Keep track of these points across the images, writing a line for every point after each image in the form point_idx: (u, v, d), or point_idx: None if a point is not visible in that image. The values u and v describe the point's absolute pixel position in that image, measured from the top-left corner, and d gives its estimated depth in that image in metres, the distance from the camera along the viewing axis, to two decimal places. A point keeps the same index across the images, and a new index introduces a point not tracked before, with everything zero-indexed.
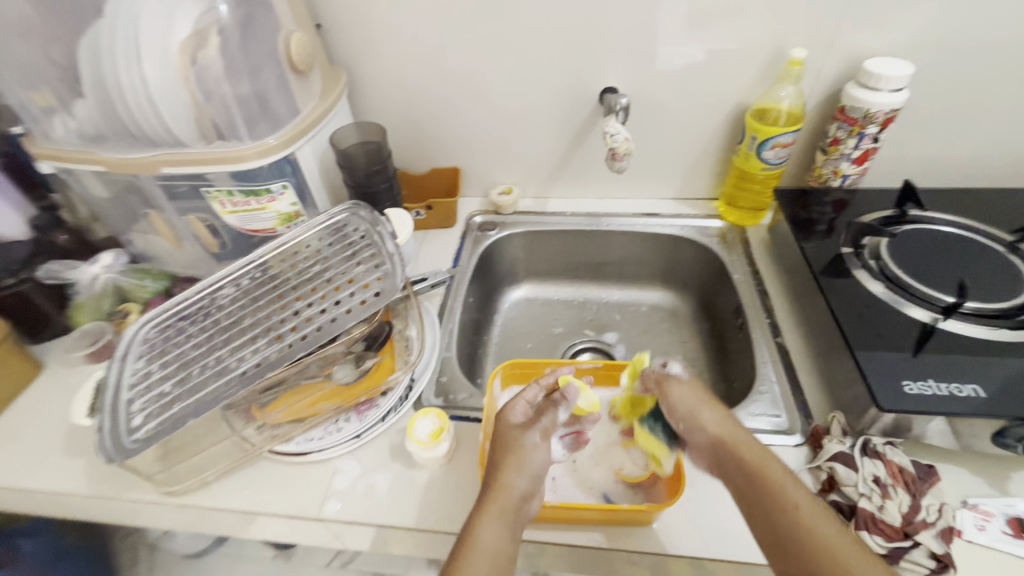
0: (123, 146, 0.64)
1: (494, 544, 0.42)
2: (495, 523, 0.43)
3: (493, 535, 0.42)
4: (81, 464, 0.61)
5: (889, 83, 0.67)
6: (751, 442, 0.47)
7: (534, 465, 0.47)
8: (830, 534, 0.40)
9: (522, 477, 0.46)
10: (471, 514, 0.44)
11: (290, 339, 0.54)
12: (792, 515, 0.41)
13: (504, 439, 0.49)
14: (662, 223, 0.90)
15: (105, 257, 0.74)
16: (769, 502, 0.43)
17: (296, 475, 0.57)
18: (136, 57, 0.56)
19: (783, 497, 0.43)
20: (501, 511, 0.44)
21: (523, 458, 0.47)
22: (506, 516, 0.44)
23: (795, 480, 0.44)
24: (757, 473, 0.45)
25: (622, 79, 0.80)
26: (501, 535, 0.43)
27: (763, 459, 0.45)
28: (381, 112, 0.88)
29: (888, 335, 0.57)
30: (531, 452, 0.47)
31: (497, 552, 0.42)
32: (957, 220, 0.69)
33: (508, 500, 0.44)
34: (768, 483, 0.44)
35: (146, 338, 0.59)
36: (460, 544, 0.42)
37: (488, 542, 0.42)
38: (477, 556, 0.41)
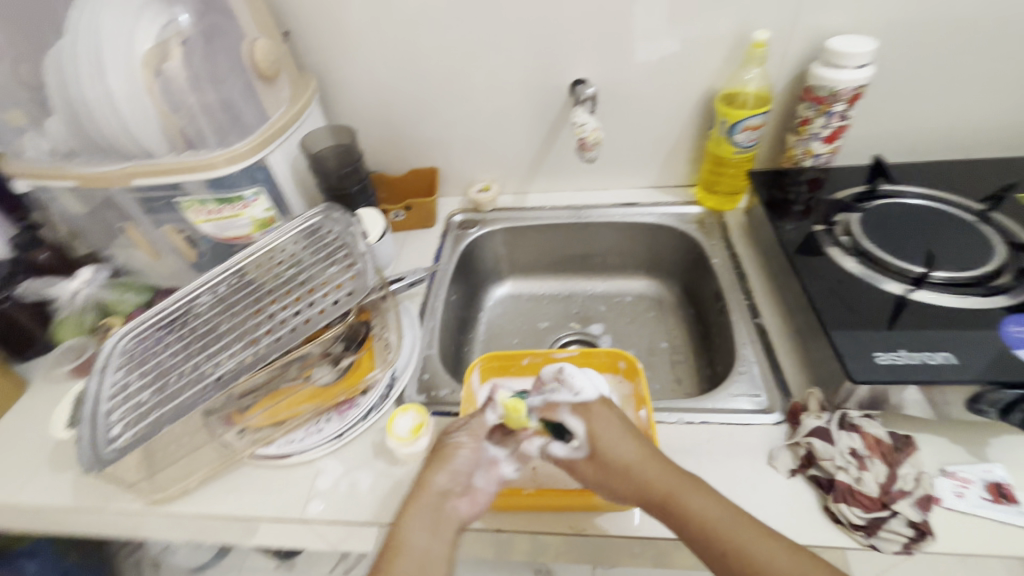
0: (94, 161, 0.64)
1: (416, 544, 0.45)
2: (417, 521, 0.46)
3: (417, 535, 0.46)
4: (68, 477, 0.61)
5: (853, 61, 0.67)
6: (665, 472, 0.47)
7: (456, 462, 0.50)
8: (758, 554, 0.41)
9: (443, 475, 0.49)
10: (396, 518, 0.47)
11: (263, 343, 0.54)
12: (723, 547, 0.42)
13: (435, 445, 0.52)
14: (641, 213, 0.90)
15: (84, 272, 0.75)
16: (699, 533, 0.44)
17: (279, 478, 0.57)
18: (100, 71, 0.57)
19: (708, 528, 0.43)
20: (423, 510, 0.47)
21: (448, 458, 0.50)
22: (428, 514, 0.47)
23: (717, 505, 0.44)
24: (681, 511, 0.45)
25: (591, 71, 0.81)
26: (426, 534, 0.46)
27: (676, 489, 0.46)
28: (356, 116, 0.89)
29: (860, 308, 0.57)
30: (455, 454, 0.50)
31: (424, 551, 0.45)
32: (928, 192, 0.69)
33: (427, 498, 0.47)
34: (693, 518, 0.44)
35: (125, 349, 0.60)
36: (387, 548, 0.45)
37: (413, 543, 0.45)
38: (400, 557, 0.44)
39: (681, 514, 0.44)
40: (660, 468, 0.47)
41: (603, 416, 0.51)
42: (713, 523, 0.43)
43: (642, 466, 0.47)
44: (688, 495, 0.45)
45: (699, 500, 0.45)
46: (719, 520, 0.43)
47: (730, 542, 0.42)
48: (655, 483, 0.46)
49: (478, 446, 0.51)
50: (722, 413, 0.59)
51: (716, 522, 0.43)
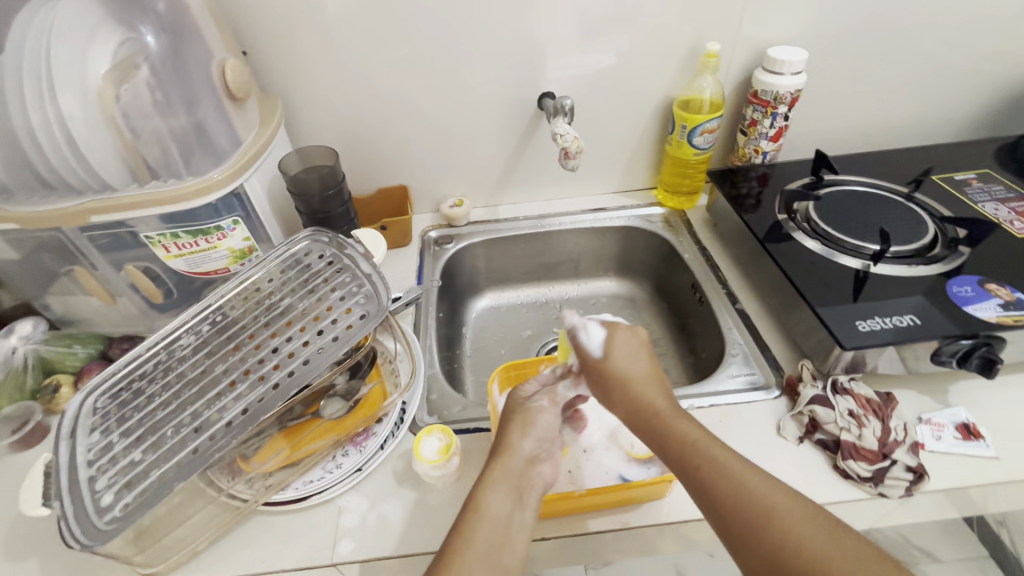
0: (36, 197, 0.57)
1: (497, 510, 0.45)
2: (497, 490, 0.46)
3: (497, 501, 0.45)
4: (31, 565, 0.52)
5: (791, 67, 0.75)
6: (661, 401, 0.48)
7: (541, 427, 0.51)
8: (724, 466, 0.43)
9: (529, 442, 0.49)
10: (475, 485, 0.47)
11: (275, 380, 0.51)
12: (696, 468, 0.44)
13: (512, 408, 0.53)
14: (610, 216, 0.94)
15: (23, 326, 0.66)
16: (678, 452, 0.45)
17: (297, 524, 0.54)
18: (49, 94, 0.50)
19: (692, 450, 0.45)
20: (502, 477, 0.47)
21: (532, 423, 0.51)
22: (509, 482, 0.46)
23: (706, 431, 0.46)
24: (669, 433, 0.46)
25: (558, 83, 0.84)
26: (505, 503, 0.45)
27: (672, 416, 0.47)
28: (318, 137, 0.85)
29: (833, 285, 0.64)
30: (535, 419, 0.51)
31: (503, 515, 0.44)
32: (863, 180, 0.80)
33: (513, 464, 0.48)
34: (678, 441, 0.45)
35: (97, 408, 0.52)
36: (464, 512, 0.45)
37: (494, 508, 0.45)
38: (479, 522, 0.44)
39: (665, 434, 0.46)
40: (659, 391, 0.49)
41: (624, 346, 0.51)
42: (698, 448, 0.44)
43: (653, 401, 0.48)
44: (682, 421, 0.47)
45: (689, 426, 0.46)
46: (702, 446, 0.45)
47: (704, 465, 0.43)
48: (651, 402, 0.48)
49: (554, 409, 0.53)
50: (725, 394, 0.63)
51: (705, 448, 0.44)
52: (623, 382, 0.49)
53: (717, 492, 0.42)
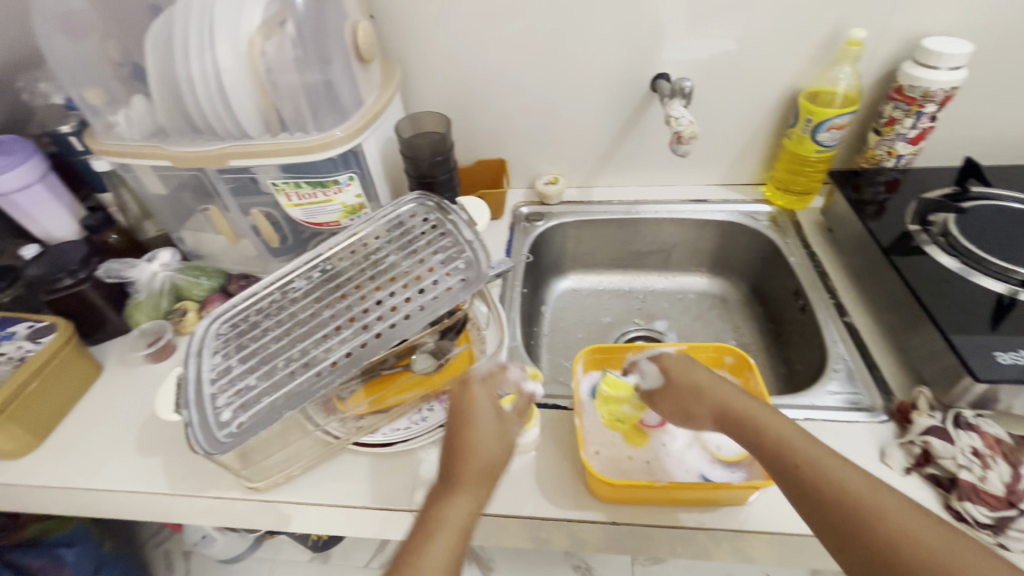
0: (186, 140, 0.63)
1: (458, 514, 0.42)
2: (457, 494, 0.43)
3: (458, 509, 0.42)
4: (158, 462, 0.60)
5: (949, 61, 0.67)
6: (745, 398, 0.47)
7: (483, 436, 0.46)
8: (819, 462, 0.41)
9: (477, 457, 0.45)
10: (434, 494, 0.44)
11: (376, 329, 0.54)
12: (791, 459, 0.42)
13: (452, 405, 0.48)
14: (711, 209, 0.90)
15: (162, 254, 0.73)
16: (769, 449, 0.43)
17: (381, 466, 0.57)
18: (209, 45, 0.56)
19: (781, 443, 0.43)
20: (459, 481, 0.44)
21: (470, 422, 0.46)
22: (467, 489, 0.43)
23: (789, 426, 0.44)
24: (755, 427, 0.45)
25: (674, 65, 0.80)
26: (467, 507, 0.43)
27: (755, 409, 0.46)
28: (427, 104, 0.88)
29: (969, 308, 0.58)
30: (475, 429, 0.46)
31: (466, 522, 0.42)
32: (1022, 197, 0.70)
33: (467, 471, 0.44)
34: (765, 433, 0.44)
35: (221, 334, 0.59)
36: (422, 526, 0.42)
37: (453, 515, 0.42)
38: (440, 530, 0.41)
39: (754, 430, 0.45)
40: (731, 388, 0.48)
41: (682, 359, 0.52)
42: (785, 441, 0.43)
43: (719, 391, 0.48)
44: (766, 416, 0.45)
45: (773, 420, 0.45)
46: (793, 441, 0.43)
47: (799, 458, 0.42)
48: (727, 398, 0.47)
49: (491, 394, 0.49)
50: (823, 410, 0.59)
51: (790, 441, 0.43)
52: (695, 389, 0.49)
53: (807, 484, 0.41)
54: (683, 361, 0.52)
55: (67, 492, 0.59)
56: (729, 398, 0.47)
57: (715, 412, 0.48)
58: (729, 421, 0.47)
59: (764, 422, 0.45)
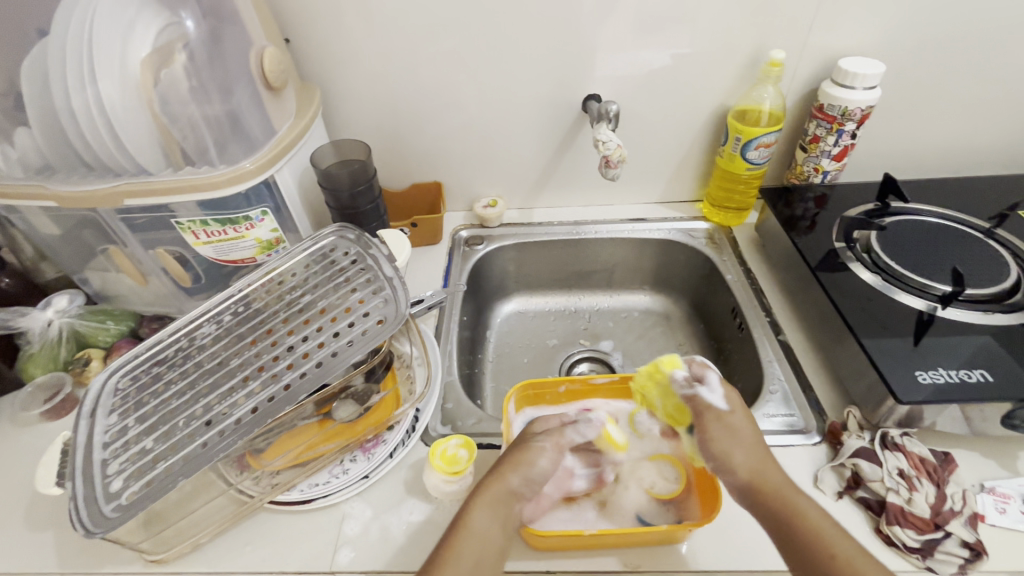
0: (77, 178, 0.58)
1: (484, 529, 0.44)
2: (488, 507, 0.45)
3: (484, 522, 0.44)
4: (49, 536, 0.54)
5: (864, 81, 0.69)
6: (787, 485, 0.46)
7: (535, 471, 0.48)
8: (854, 558, 0.40)
9: (518, 477, 0.47)
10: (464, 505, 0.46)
11: (287, 380, 0.50)
12: (825, 551, 0.41)
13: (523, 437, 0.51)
14: (650, 228, 0.90)
15: (59, 300, 0.68)
16: (806, 541, 0.42)
17: (301, 526, 0.53)
18: (90, 78, 0.51)
19: (818, 536, 0.42)
20: (495, 500, 0.46)
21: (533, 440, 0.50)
22: (499, 505, 0.45)
23: (829, 518, 0.43)
24: (792, 513, 0.43)
25: (605, 85, 0.79)
26: (495, 521, 0.44)
27: (796, 496, 0.45)
28: (356, 128, 0.84)
29: (891, 325, 0.59)
30: (536, 455, 0.49)
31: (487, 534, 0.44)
32: (938, 212, 0.74)
33: (501, 489, 0.46)
34: (801, 521, 0.43)
35: (119, 389, 0.53)
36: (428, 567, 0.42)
37: (479, 525, 0.44)
38: (467, 543, 0.43)
39: (793, 521, 0.43)
40: (773, 468, 0.47)
41: (733, 426, 0.49)
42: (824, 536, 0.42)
43: (756, 464, 0.47)
44: (805, 506, 0.44)
45: (814, 511, 0.43)
46: (833, 538, 0.42)
47: (836, 550, 0.41)
48: (772, 482, 0.46)
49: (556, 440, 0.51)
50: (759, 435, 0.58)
51: (825, 535, 0.42)
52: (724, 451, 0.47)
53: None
54: (734, 430, 0.49)
55: None
56: (765, 477, 0.46)
57: (746, 487, 0.46)
58: (763, 502, 0.45)
59: (802, 510, 0.43)
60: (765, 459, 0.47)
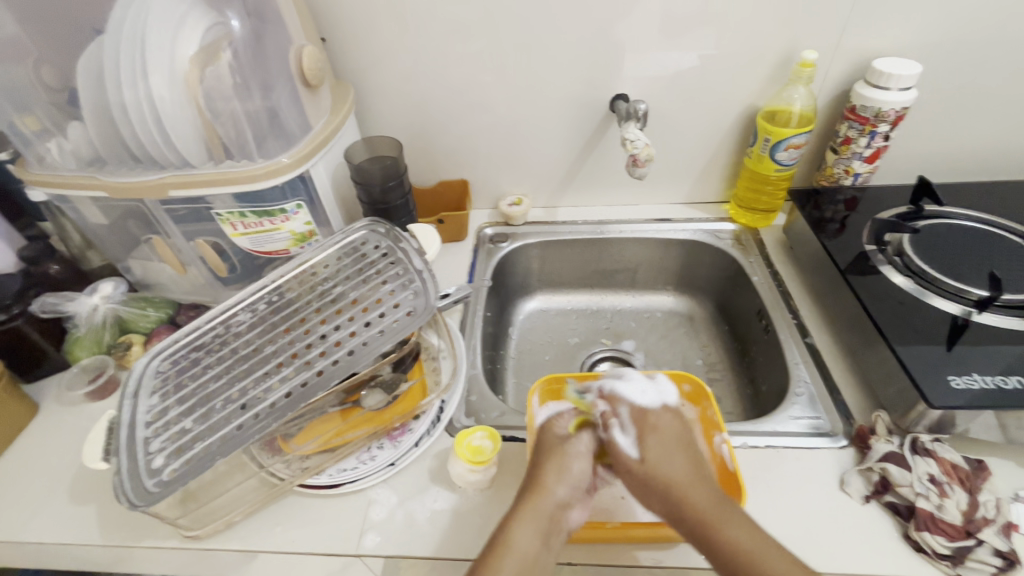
0: (124, 169, 0.61)
1: (526, 545, 0.43)
2: (530, 523, 0.44)
3: (527, 538, 0.43)
4: (91, 510, 0.56)
5: (899, 82, 0.68)
6: (706, 495, 0.44)
7: (574, 474, 0.48)
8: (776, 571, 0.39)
9: (560, 483, 0.47)
10: (507, 517, 0.45)
11: (320, 366, 0.52)
12: (742, 561, 0.40)
13: (545, 444, 0.51)
14: (675, 228, 0.89)
15: (105, 286, 0.71)
16: (731, 558, 0.40)
17: (328, 510, 0.54)
18: (142, 73, 0.53)
19: (732, 544, 0.41)
20: (536, 513, 0.45)
21: (565, 466, 0.48)
22: (540, 519, 0.45)
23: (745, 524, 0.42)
24: (707, 520, 0.42)
25: (633, 85, 0.79)
26: (537, 536, 0.44)
27: (715, 506, 0.43)
28: (386, 126, 0.86)
29: (924, 330, 0.58)
30: (569, 462, 0.49)
31: (533, 553, 0.43)
32: (974, 215, 0.72)
33: (546, 505, 0.45)
34: (723, 534, 0.41)
35: (159, 371, 0.56)
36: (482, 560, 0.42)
37: (523, 542, 0.43)
38: (508, 558, 0.42)
39: (718, 536, 0.42)
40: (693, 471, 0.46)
41: (666, 433, 0.50)
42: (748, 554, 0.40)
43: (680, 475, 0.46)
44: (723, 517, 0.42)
45: (735, 528, 0.42)
46: (744, 543, 0.41)
47: (748, 549, 0.40)
48: (692, 497, 0.44)
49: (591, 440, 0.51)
50: (784, 436, 0.58)
51: (742, 544, 0.41)
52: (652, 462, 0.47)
53: None
54: (663, 442, 0.49)
55: None
56: (686, 490, 0.45)
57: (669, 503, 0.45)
58: (683, 511, 0.44)
59: (718, 521, 0.42)
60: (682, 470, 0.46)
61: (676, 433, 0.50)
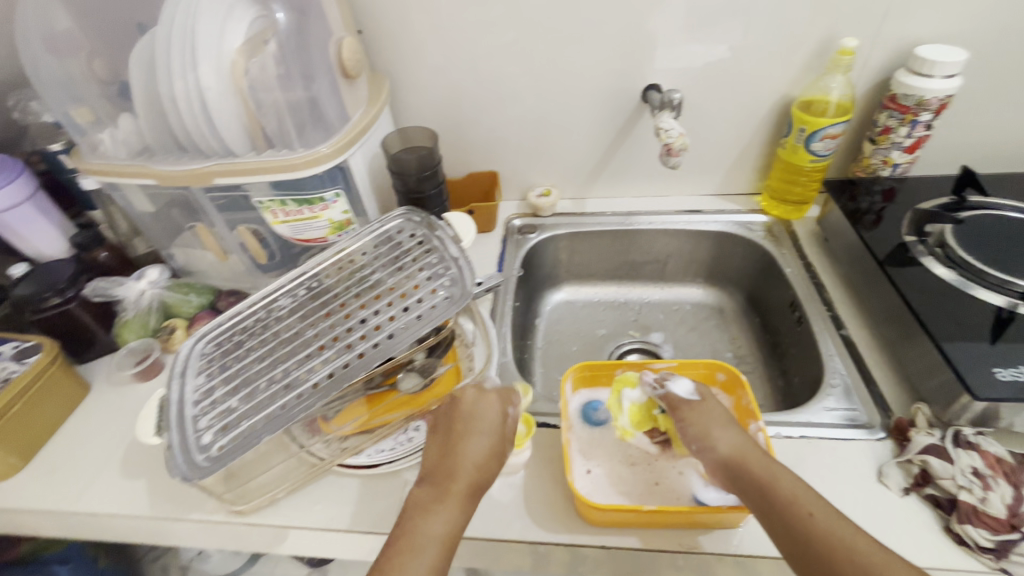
0: (172, 158, 0.63)
1: (434, 532, 0.42)
2: (438, 506, 0.43)
3: (437, 525, 0.42)
4: (142, 484, 0.59)
5: (943, 69, 0.66)
6: (763, 457, 0.46)
7: (472, 446, 0.47)
8: (833, 525, 0.40)
9: (468, 457, 0.46)
10: (416, 500, 0.44)
11: (360, 349, 0.53)
12: (801, 509, 0.41)
13: (453, 416, 0.49)
14: (705, 220, 0.89)
15: (150, 272, 0.74)
16: (784, 506, 0.42)
17: (365, 490, 0.56)
18: (191, 65, 0.55)
19: (787, 496, 0.42)
20: (449, 493, 0.44)
21: (473, 435, 0.47)
22: (450, 500, 0.44)
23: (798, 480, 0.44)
24: (764, 475, 0.44)
25: (666, 75, 0.79)
26: (446, 518, 0.43)
27: (768, 464, 0.45)
28: (418, 118, 0.88)
29: (968, 322, 0.57)
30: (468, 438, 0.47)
31: (447, 534, 0.42)
32: (1020, 206, 0.70)
33: (455, 483, 0.45)
34: (778, 487, 0.43)
35: (205, 353, 0.58)
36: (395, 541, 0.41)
37: (432, 529, 0.42)
38: (416, 541, 0.41)
39: (770, 488, 0.43)
40: (744, 436, 0.48)
41: (708, 411, 0.50)
42: (808, 517, 0.41)
43: (734, 438, 0.47)
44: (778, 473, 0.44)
45: (794, 493, 0.42)
46: (800, 495, 0.42)
47: (813, 510, 0.41)
48: (744, 456, 0.46)
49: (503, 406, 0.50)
50: (819, 427, 0.58)
51: (798, 495, 0.42)
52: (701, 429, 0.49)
53: (815, 538, 0.40)
54: (709, 413, 0.50)
55: (51, 516, 0.58)
56: (740, 449, 0.46)
57: (723, 460, 0.46)
58: (739, 468, 0.45)
59: (776, 477, 0.43)
60: (734, 436, 0.47)
61: (717, 407, 0.51)
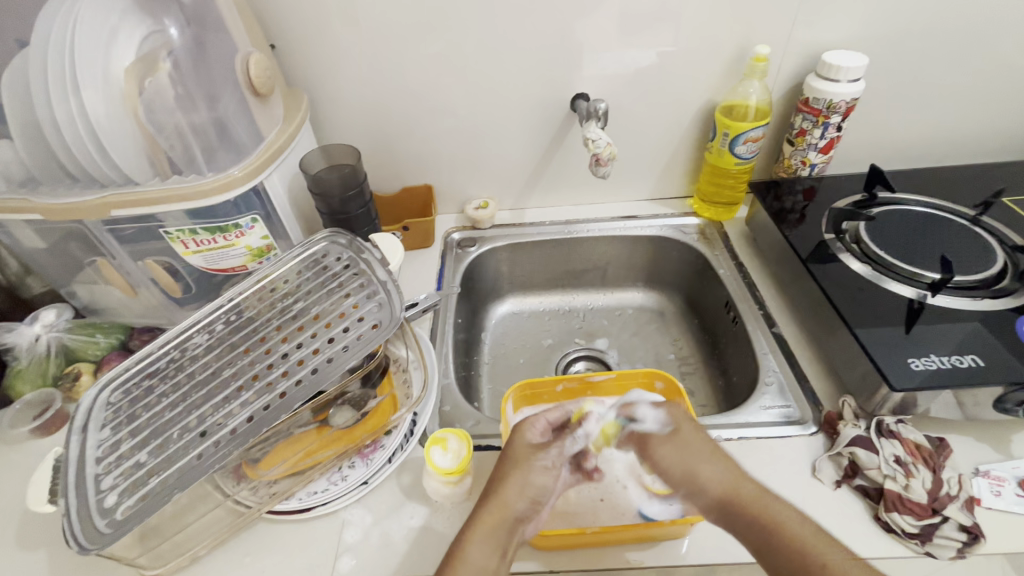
0: (60, 190, 0.57)
1: (481, 564, 0.42)
2: (485, 540, 0.44)
3: (483, 554, 0.43)
4: (42, 556, 0.53)
5: (848, 74, 0.70)
6: (750, 489, 0.46)
7: (535, 484, 0.48)
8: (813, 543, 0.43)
9: (522, 499, 0.46)
10: (461, 531, 0.44)
11: (282, 388, 0.50)
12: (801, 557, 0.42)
13: (508, 451, 0.50)
14: (641, 225, 0.90)
15: (47, 314, 0.67)
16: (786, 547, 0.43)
17: (297, 538, 0.52)
18: (72, 90, 0.50)
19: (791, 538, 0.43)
20: (492, 529, 0.44)
21: (525, 479, 0.47)
22: (498, 535, 0.44)
23: (791, 508, 0.45)
24: (767, 517, 0.44)
25: (593, 84, 0.79)
26: (493, 555, 0.43)
27: (766, 501, 0.45)
28: (345, 133, 0.84)
29: (883, 314, 0.59)
30: (530, 472, 0.48)
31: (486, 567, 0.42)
32: (923, 201, 0.75)
33: (504, 518, 0.45)
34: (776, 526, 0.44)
35: (110, 403, 0.52)
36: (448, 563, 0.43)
37: (477, 560, 0.43)
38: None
39: (770, 526, 0.44)
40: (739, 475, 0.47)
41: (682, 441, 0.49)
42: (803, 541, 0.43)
43: (717, 472, 0.47)
44: (769, 505, 0.45)
45: (790, 520, 0.44)
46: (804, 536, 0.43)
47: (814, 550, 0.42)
48: (736, 497, 0.46)
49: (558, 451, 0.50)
50: (757, 427, 0.59)
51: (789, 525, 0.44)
52: (685, 472, 0.48)
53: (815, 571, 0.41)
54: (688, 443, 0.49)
55: None
56: (734, 486, 0.46)
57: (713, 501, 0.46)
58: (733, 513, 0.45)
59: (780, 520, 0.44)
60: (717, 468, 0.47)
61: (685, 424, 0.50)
